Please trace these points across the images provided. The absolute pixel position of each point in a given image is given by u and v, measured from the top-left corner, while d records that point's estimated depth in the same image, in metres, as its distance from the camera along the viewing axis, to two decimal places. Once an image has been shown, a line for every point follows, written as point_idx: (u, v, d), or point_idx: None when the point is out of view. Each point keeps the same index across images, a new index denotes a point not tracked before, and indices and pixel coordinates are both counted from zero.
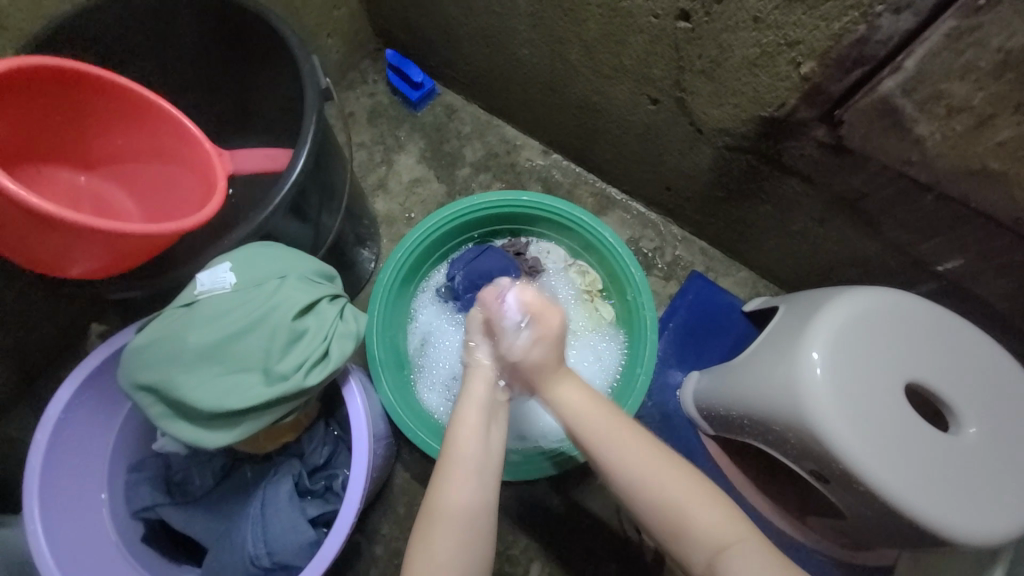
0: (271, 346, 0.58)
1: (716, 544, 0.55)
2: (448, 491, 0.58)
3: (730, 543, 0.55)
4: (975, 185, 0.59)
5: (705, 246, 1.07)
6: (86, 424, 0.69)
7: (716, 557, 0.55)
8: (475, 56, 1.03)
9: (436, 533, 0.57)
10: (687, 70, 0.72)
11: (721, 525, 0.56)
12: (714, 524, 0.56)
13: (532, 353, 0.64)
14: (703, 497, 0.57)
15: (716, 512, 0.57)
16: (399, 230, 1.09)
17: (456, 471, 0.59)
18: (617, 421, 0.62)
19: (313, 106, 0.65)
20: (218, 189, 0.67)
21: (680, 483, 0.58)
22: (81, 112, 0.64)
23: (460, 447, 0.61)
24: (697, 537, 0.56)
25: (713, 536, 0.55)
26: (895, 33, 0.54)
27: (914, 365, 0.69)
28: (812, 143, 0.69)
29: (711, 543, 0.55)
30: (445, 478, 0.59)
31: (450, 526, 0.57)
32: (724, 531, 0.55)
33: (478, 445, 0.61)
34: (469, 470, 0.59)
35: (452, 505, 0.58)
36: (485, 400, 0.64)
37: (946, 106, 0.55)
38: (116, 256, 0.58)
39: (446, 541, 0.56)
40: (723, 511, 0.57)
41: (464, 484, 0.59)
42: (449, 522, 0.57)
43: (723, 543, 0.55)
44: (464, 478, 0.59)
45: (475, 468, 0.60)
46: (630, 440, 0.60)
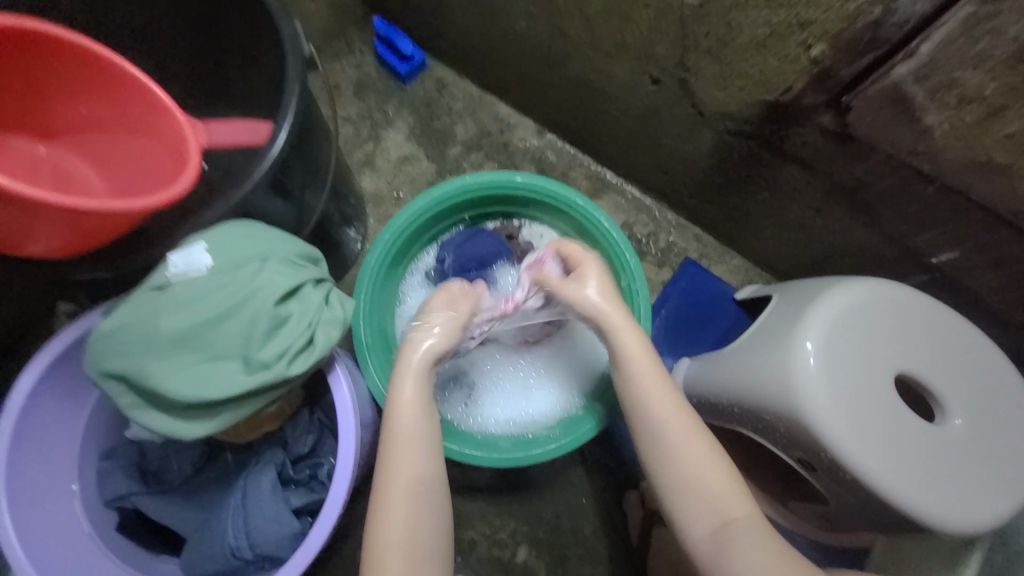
0: (252, 333, 0.55)
1: (724, 517, 0.56)
2: (398, 462, 0.58)
3: (735, 520, 0.56)
4: (978, 178, 0.58)
5: (699, 232, 1.06)
6: (54, 412, 0.65)
7: (724, 527, 0.55)
8: (468, 27, 0.97)
9: (388, 507, 0.57)
10: (692, 49, 0.69)
11: (731, 501, 0.57)
12: (725, 498, 0.57)
13: (579, 289, 0.71)
14: (719, 470, 0.59)
15: (726, 487, 0.57)
16: (387, 210, 1.06)
17: (404, 444, 0.59)
18: (658, 375, 0.64)
19: (296, 74, 0.60)
20: (190, 165, 0.61)
21: (702, 448, 0.60)
22: (37, 73, 0.59)
23: (403, 420, 0.61)
24: (706, 502, 0.57)
25: (721, 508, 0.56)
26: (911, 16, 0.51)
27: (905, 356, 0.69)
28: (816, 130, 0.67)
29: (719, 513, 0.56)
30: (393, 451, 0.59)
31: (404, 496, 0.57)
32: (733, 507, 0.56)
33: (423, 417, 0.62)
34: (416, 442, 0.60)
35: (403, 475, 0.58)
36: (420, 375, 0.64)
37: (957, 96, 0.53)
38: (78, 233, 0.54)
39: (397, 514, 0.56)
40: (733, 488, 0.57)
41: (412, 457, 0.59)
42: (405, 493, 0.57)
43: (730, 518, 0.56)
44: (412, 453, 0.59)
45: (424, 442, 0.60)
46: (664, 392, 0.63)
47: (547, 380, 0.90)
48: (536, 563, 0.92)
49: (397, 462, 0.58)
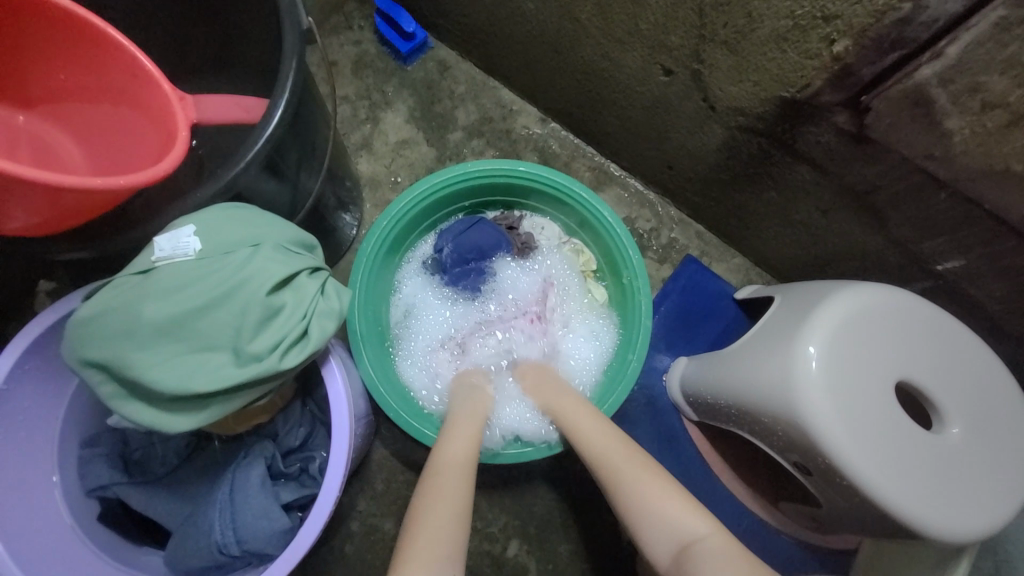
0: (241, 324, 0.52)
1: (681, 539, 0.55)
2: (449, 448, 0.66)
3: (699, 539, 0.54)
4: (995, 186, 0.57)
5: (702, 230, 1.04)
6: (31, 397, 0.62)
7: (682, 550, 0.54)
8: (474, 7, 0.94)
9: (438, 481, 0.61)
10: (709, 40, 0.67)
11: (690, 521, 0.56)
12: (682, 518, 0.56)
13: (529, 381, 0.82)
14: (668, 491, 0.59)
15: (682, 507, 0.57)
16: (384, 195, 1.02)
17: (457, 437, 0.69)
18: (590, 412, 0.72)
19: (293, 47, 0.57)
20: (179, 139, 0.57)
21: (646, 470, 0.61)
22: (11, 38, 0.55)
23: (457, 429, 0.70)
24: (661, 525, 0.57)
25: (681, 530, 0.56)
26: (941, 15, 0.49)
27: (907, 364, 0.69)
28: (831, 130, 0.66)
29: (678, 536, 0.55)
30: (446, 442, 0.68)
31: (453, 475, 0.62)
32: (694, 526, 0.55)
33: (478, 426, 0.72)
34: (468, 435, 0.69)
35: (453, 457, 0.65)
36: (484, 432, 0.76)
37: (981, 101, 0.52)
38: (57, 210, 0.50)
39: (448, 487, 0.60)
40: (690, 507, 0.57)
41: (463, 444, 0.67)
42: (453, 470, 0.63)
43: (693, 538, 0.55)
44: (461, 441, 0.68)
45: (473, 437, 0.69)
46: (597, 426, 0.69)
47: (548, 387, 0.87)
48: (526, 558, 0.91)
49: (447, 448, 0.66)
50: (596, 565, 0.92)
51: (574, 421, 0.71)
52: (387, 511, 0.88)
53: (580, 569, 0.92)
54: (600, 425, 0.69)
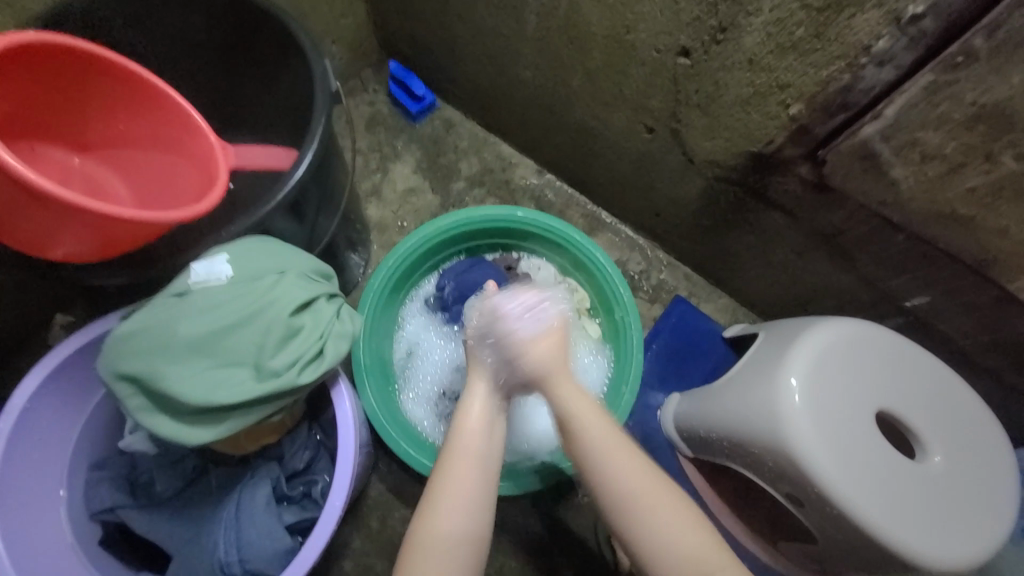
0: (264, 342, 0.56)
1: (704, 573, 0.54)
2: (447, 517, 0.57)
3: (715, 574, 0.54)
4: (944, 227, 0.64)
5: (689, 272, 1.11)
6: (51, 417, 0.65)
7: None
8: (478, 74, 1.05)
9: (425, 560, 0.56)
10: (684, 103, 0.76)
11: (718, 562, 0.55)
12: (709, 563, 0.55)
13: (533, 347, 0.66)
14: (693, 524, 0.57)
15: (706, 541, 0.56)
16: (390, 238, 1.09)
17: (456, 498, 0.58)
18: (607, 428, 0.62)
19: (323, 106, 0.66)
20: (218, 181, 0.65)
21: (677, 511, 0.57)
22: (84, 94, 0.64)
23: (454, 481, 0.59)
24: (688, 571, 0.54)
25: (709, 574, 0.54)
26: (877, 83, 0.58)
27: (885, 393, 0.73)
28: (796, 179, 0.74)
29: (701, 572, 0.54)
30: (439, 506, 0.58)
31: (443, 555, 0.56)
32: (722, 568, 0.55)
33: (474, 478, 0.60)
34: (466, 495, 0.59)
35: (451, 534, 0.57)
36: (489, 403, 0.66)
37: (921, 153, 0.60)
38: (106, 239, 0.56)
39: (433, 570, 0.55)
40: (715, 542, 0.56)
41: (461, 514, 0.58)
42: (440, 552, 0.56)
43: (713, 574, 0.54)
44: (454, 510, 0.58)
45: (474, 496, 0.59)
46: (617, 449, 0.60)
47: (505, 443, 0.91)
48: None
49: (444, 518, 0.57)
50: None
51: (594, 442, 0.61)
52: (382, 550, 0.87)
53: None
54: (632, 453, 0.61)
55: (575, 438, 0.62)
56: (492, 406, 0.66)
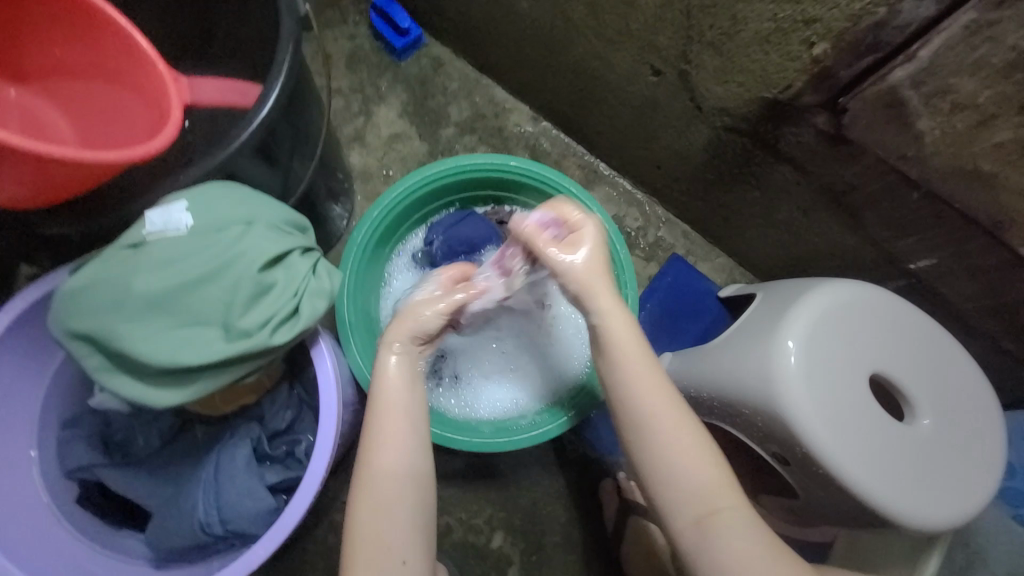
0: (232, 300, 0.52)
1: (707, 508, 0.55)
2: (382, 452, 0.57)
3: (724, 509, 0.55)
4: (964, 186, 0.60)
5: (688, 229, 1.07)
6: (11, 374, 0.63)
7: (706, 518, 0.55)
8: (469, 5, 0.95)
9: (370, 490, 0.56)
10: (696, 41, 0.69)
11: (721, 490, 0.56)
12: (713, 487, 0.56)
13: (558, 263, 0.65)
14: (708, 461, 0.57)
15: (716, 478, 0.57)
16: (375, 187, 1.03)
17: (390, 437, 0.58)
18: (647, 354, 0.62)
19: (290, 33, 0.58)
20: (171, 119, 0.57)
21: (691, 436, 0.58)
22: (15, 14, 0.56)
23: (387, 420, 0.59)
24: (690, 493, 0.56)
25: (709, 499, 0.56)
26: (913, 20, 0.52)
27: (881, 357, 0.72)
28: (811, 130, 0.68)
29: (706, 504, 0.56)
30: (378, 439, 0.58)
31: (386, 484, 0.56)
32: (722, 496, 0.56)
33: (408, 414, 0.59)
34: (400, 429, 0.58)
35: (386, 469, 0.57)
36: (407, 354, 0.63)
37: (951, 102, 0.55)
38: (47, 181, 0.50)
39: (379, 498, 0.56)
40: (722, 478, 0.57)
41: (399, 446, 0.58)
42: (385, 481, 0.56)
43: (716, 509, 0.55)
44: (394, 442, 0.58)
45: (409, 435, 0.58)
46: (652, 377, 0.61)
47: (506, 394, 0.89)
48: (511, 550, 0.92)
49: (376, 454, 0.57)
50: (580, 557, 0.93)
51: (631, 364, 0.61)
52: None
53: (565, 561, 0.92)
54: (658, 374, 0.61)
55: (606, 344, 0.62)
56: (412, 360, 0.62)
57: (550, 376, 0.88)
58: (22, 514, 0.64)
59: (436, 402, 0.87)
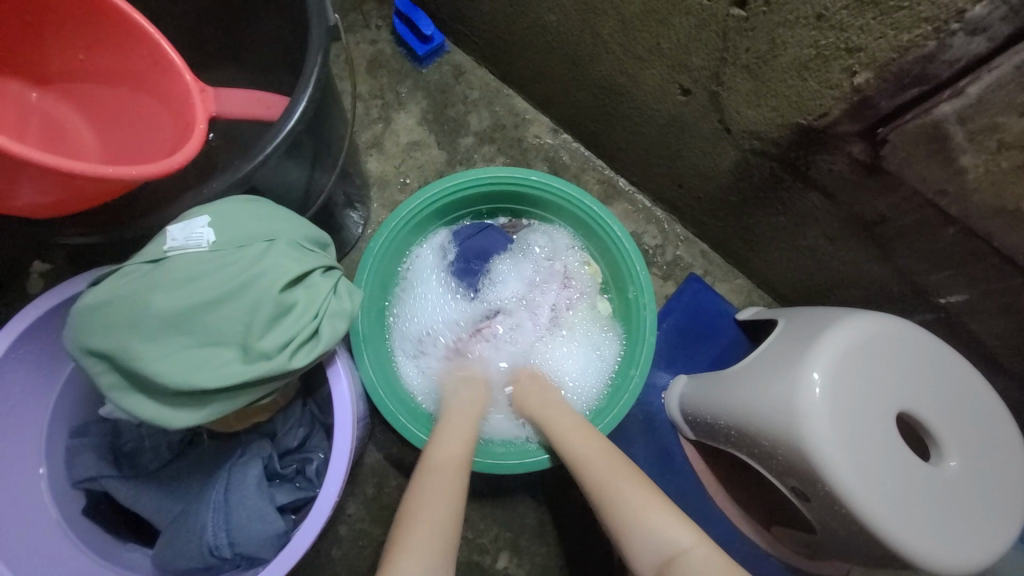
0: (251, 320, 0.51)
1: (666, 554, 0.56)
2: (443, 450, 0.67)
3: (684, 551, 0.56)
4: (1005, 225, 0.58)
5: (706, 249, 1.05)
6: (22, 382, 0.62)
7: (669, 564, 0.56)
8: (494, 14, 0.94)
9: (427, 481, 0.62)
10: (730, 63, 0.67)
11: (675, 532, 0.57)
12: (664, 532, 0.57)
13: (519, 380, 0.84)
14: (650, 503, 0.60)
15: (665, 520, 0.58)
16: (392, 195, 1.02)
17: (451, 437, 0.69)
18: (573, 418, 0.73)
19: (319, 44, 0.57)
20: (196, 131, 0.56)
21: (629, 481, 0.62)
22: (40, 19, 0.55)
23: (449, 428, 0.71)
24: (648, 539, 0.57)
25: (666, 545, 0.57)
26: (964, 55, 0.50)
27: (908, 394, 0.70)
28: (845, 159, 0.66)
29: (663, 551, 0.56)
30: (440, 442, 0.68)
31: (445, 474, 0.63)
32: (679, 538, 0.57)
33: (472, 429, 0.72)
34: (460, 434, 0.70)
35: (446, 461, 0.65)
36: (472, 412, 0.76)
37: (998, 141, 0.52)
38: (66, 193, 0.49)
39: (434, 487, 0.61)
40: (674, 518, 0.58)
41: (457, 447, 0.68)
42: (443, 470, 0.63)
43: (678, 551, 0.56)
44: (453, 444, 0.68)
45: (466, 444, 0.69)
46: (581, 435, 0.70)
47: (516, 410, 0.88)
48: (516, 571, 0.90)
49: (439, 450, 0.67)
50: None
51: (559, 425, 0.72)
52: (377, 516, 0.87)
53: None
54: (587, 433, 0.70)
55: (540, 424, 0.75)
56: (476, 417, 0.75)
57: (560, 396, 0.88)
58: (27, 522, 0.63)
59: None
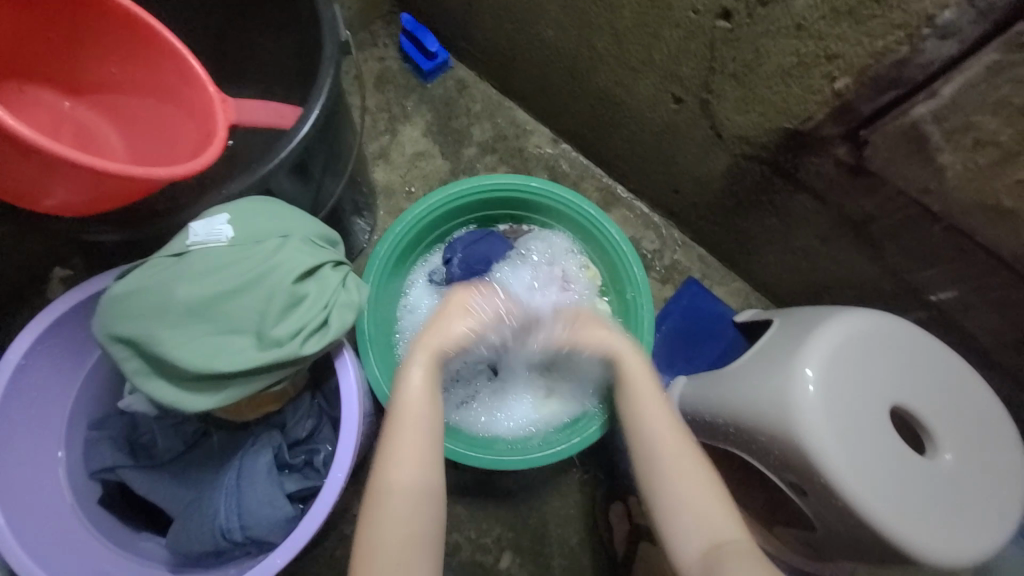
0: (266, 310, 0.54)
1: (715, 539, 0.55)
2: (399, 467, 0.56)
3: (733, 540, 0.55)
4: (986, 220, 0.60)
5: (704, 253, 1.07)
6: (47, 374, 0.66)
7: (715, 549, 0.54)
8: (495, 31, 0.98)
9: (381, 507, 0.55)
10: (718, 72, 0.71)
11: (727, 521, 0.56)
12: (720, 519, 0.56)
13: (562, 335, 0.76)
14: (710, 488, 0.58)
15: (721, 508, 0.57)
16: (398, 204, 1.06)
17: (403, 446, 0.58)
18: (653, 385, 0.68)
19: (332, 59, 0.61)
20: (217, 138, 0.60)
21: (695, 464, 0.60)
22: (77, 35, 0.60)
23: (402, 426, 0.60)
24: (702, 523, 0.56)
25: (717, 531, 0.56)
26: (936, 58, 0.53)
27: (901, 389, 0.71)
28: (831, 161, 0.69)
29: (712, 536, 0.55)
30: (391, 454, 0.58)
31: (397, 504, 0.55)
32: (729, 528, 0.56)
33: (426, 424, 0.60)
34: (419, 440, 0.59)
35: (400, 483, 0.56)
36: (433, 364, 0.65)
37: (974, 139, 0.55)
38: (95, 192, 0.52)
39: (389, 517, 0.54)
40: (728, 509, 0.57)
41: (411, 460, 0.57)
42: (394, 497, 0.55)
43: (726, 539, 0.55)
44: (408, 456, 0.58)
45: (419, 449, 0.58)
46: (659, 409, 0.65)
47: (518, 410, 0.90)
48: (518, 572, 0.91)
49: (393, 468, 0.57)
50: None
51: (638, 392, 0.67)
52: None
53: None
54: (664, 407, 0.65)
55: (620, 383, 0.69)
56: (435, 370, 0.65)
57: (564, 397, 0.89)
58: (46, 510, 0.66)
59: (486, 424, 0.89)
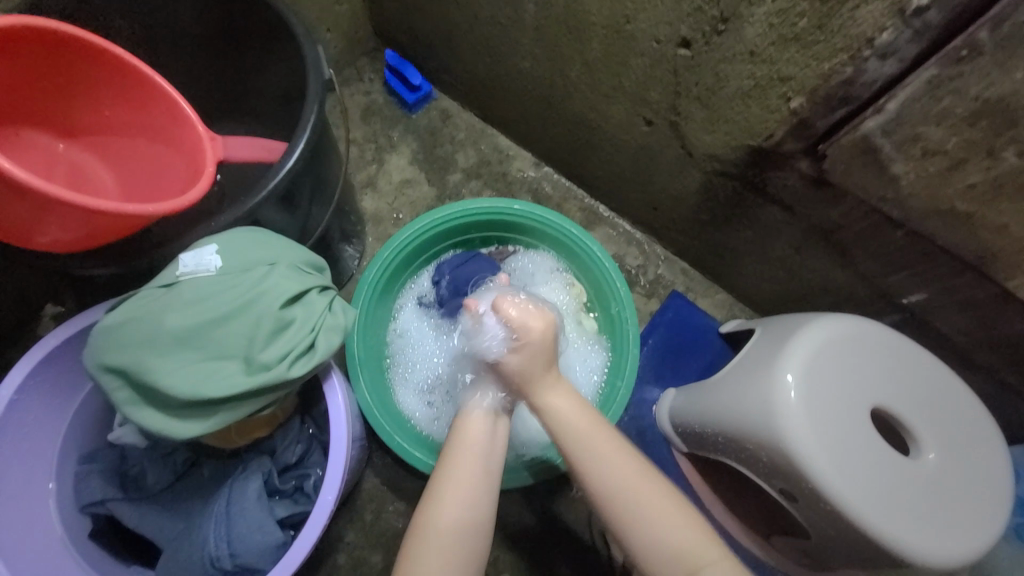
0: (254, 335, 0.56)
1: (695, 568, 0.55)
2: (450, 510, 0.58)
3: (711, 563, 0.55)
4: (943, 224, 0.63)
5: (686, 267, 1.10)
6: (38, 410, 0.66)
7: None
8: (475, 64, 1.03)
9: (428, 549, 0.57)
10: (684, 95, 0.75)
11: (704, 548, 0.56)
12: (697, 549, 0.56)
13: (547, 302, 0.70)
14: (683, 519, 0.57)
15: (697, 536, 0.57)
16: (386, 230, 1.09)
17: (455, 488, 0.60)
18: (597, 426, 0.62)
19: (316, 95, 0.64)
20: (205, 173, 0.65)
21: (661, 500, 0.58)
22: (73, 83, 0.63)
23: (457, 468, 0.61)
24: (677, 556, 0.56)
25: (694, 558, 0.56)
26: (879, 77, 0.57)
27: (882, 391, 0.73)
28: (796, 174, 0.73)
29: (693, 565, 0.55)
30: (439, 496, 0.59)
31: (444, 546, 0.57)
32: (707, 553, 0.56)
33: (481, 465, 0.62)
34: (470, 482, 0.60)
35: (451, 524, 0.58)
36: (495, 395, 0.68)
37: (922, 148, 0.59)
38: (89, 229, 0.55)
39: (437, 557, 0.56)
40: (705, 533, 0.57)
41: (461, 502, 0.59)
42: (441, 540, 0.57)
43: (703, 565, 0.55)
44: (457, 498, 0.59)
45: (471, 490, 0.60)
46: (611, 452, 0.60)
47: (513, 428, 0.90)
48: None
49: (443, 511, 0.58)
50: None
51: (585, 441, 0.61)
52: (375, 543, 0.87)
53: None
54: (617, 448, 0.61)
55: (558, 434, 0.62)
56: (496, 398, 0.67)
57: None
58: (35, 546, 0.66)
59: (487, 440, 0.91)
